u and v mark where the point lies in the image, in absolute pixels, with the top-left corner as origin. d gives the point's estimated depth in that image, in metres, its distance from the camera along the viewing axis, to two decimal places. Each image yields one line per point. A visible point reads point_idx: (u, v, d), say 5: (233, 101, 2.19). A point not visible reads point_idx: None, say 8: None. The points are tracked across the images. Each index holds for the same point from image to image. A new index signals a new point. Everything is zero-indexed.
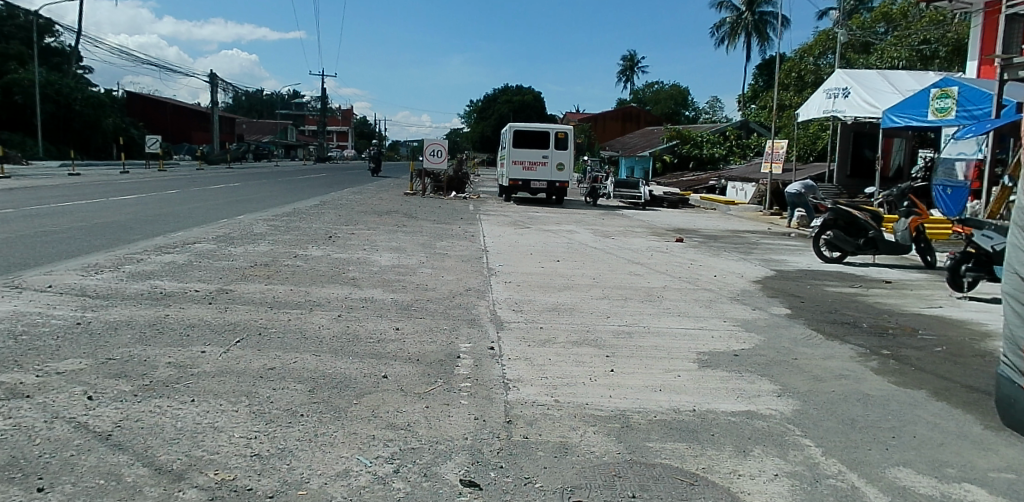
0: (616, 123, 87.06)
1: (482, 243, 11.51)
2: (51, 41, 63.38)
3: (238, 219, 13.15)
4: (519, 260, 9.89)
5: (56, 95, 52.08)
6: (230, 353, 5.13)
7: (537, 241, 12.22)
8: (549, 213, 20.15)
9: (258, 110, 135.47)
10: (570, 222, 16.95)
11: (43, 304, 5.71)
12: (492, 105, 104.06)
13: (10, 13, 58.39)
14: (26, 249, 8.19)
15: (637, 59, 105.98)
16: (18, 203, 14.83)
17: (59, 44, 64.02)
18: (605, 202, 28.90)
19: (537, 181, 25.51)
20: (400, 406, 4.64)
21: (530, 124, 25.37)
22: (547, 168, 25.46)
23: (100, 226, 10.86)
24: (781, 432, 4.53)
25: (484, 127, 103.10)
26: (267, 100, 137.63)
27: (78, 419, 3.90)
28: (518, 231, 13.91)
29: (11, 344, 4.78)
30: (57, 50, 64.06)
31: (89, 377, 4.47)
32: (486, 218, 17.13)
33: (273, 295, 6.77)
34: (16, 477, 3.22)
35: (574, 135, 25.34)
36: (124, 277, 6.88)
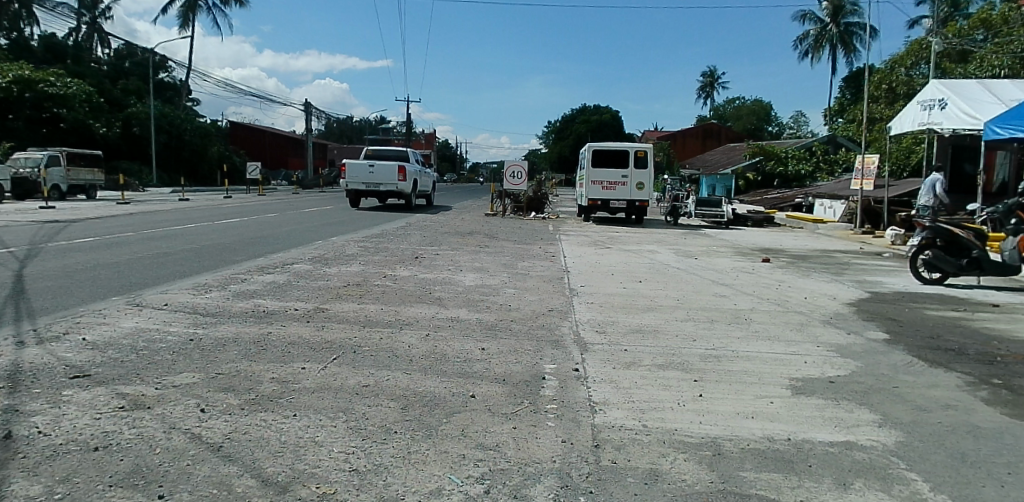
0: (696, 140, 85.99)
1: (562, 262, 11.51)
2: (165, 76, 68.42)
3: (331, 240, 13.73)
4: (601, 280, 9.78)
5: (168, 126, 56.14)
6: (329, 370, 5.30)
7: (618, 261, 12.10)
8: (629, 232, 19.98)
9: (347, 136, 141.65)
10: (652, 242, 16.73)
11: (160, 321, 6.10)
12: (569, 125, 104.22)
13: (130, 51, 63.65)
14: (145, 269, 8.79)
15: (716, 75, 104.14)
16: (137, 226, 16.00)
17: (171, 79, 68.99)
18: (686, 221, 28.30)
19: (617, 200, 25.31)
20: (488, 426, 4.65)
21: (608, 143, 25.23)
22: (626, 188, 25.19)
23: (207, 248, 11.51)
24: (884, 465, 4.24)
25: (562, 147, 103.60)
26: (357, 127, 144.04)
27: (193, 431, 4.21)
28: (599, 251, 13.82)
29: (134, 358, 5.13)
30: (170, 84, 69.05)
31: (201, 390, 4.75)
32: (567, 238, 17.10)
33: (366, 314, 6.97)
34: (140, 485, 3.56)
35: (654, 153, 25.04)
36: (230, 296, 7.27)
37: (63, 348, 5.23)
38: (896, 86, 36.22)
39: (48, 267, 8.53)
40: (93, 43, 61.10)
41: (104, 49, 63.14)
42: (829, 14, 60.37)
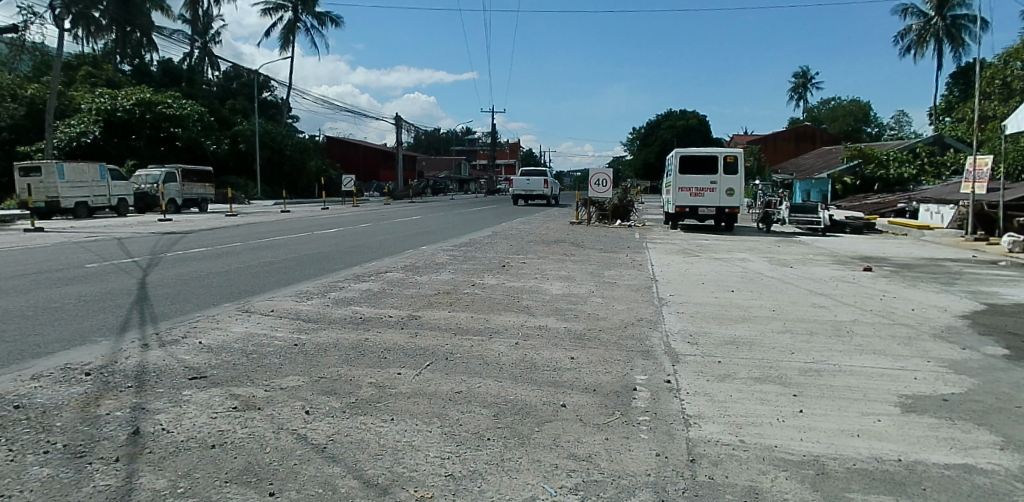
0: (788, 143, 82.49)
1: (650, 270, 11.35)
2: (268, 96, 72.92)
3: (422, 250, 14.11)
4: (691, 289, 9.55)
5: (271, 143, 59.09)
6: (423, 376, 5.42)
7: (708, 269, 11.81)
8: (719, 240, 19.43)
9: (435, 147, 146.02)
10: (743, 249, 16.22)
11: (266, 327, 6.43)
12: (655, 131, 102.06)
13: (238, 72, 68.60)
14: (254, 278, 9.33)
15: (809, 75, 99.99)
16: (245, 237, 17.05)
17: (274, 97, 73.35)
18: (779, 228, 27.20)
19: (705, 207, 24.66)
20: (580, 436, 4.61)
21: (696, 148, 24.66)
22: (715, 195, 24.48)
23: (309, 257, 12.11)
24: (1008, 492, 3.87)
25: (646, 154, 102.11)
26: (444, 138, 148.34)
27: (299, 431, 4.43)
28: (687, 259, 13.55)
29: (244, 361, 5.43)
30: (274, 102, 73.51)
31: (306, 393, 4.97)
32: (654, 246, 16.84)
33: (457, 321, 7.09)
34: (253, 481, 3.79)
35: (745, 158, 24.33)
36: (329, 303, 7.58)
37: (182, 350, 5.61)
38: (1012, 81, 33.57)
39: (170, 275, 9.24)
40: (204, 66, 64.97)
41: (214, 72, 67.40)
42: (933, 7, 56.75)
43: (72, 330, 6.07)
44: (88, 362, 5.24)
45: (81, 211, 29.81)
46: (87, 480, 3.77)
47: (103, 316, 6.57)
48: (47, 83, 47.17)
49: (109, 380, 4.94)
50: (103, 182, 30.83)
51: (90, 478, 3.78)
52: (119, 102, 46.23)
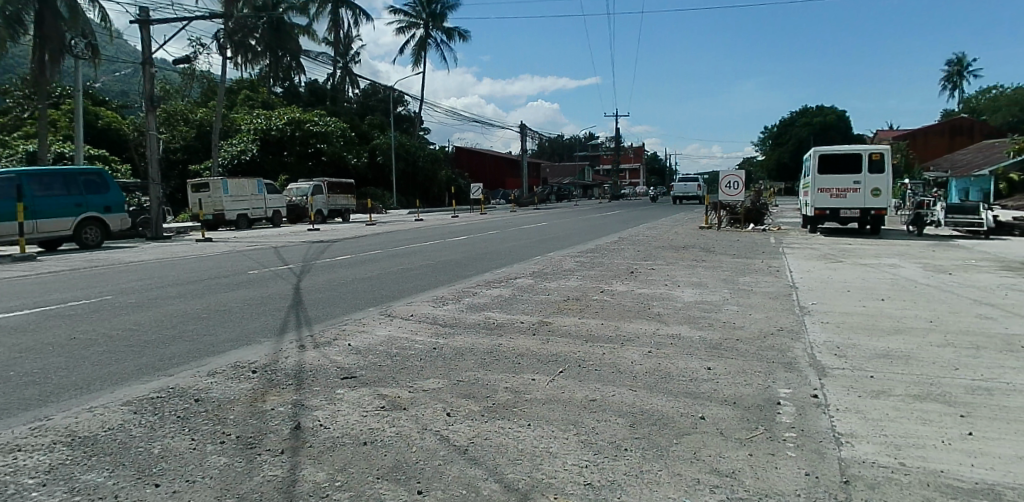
0: (942, 138, 75.51)
1: (789, 277, 10.79)
2: (403, 110, 77.20)
3: (550, 256, 14.24)
4: (834, 297, 8.97)
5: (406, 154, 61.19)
6: (557, 382, 5.46)
7: (852, 276, 11.05)
8: (861, 244, 18.04)
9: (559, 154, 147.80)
10: (892, 254, 14.97)
11: (407, 330, 6.75)
12: (787, 128, 95.93)
13: (375, 90, 73.70)
14: (394, 283, 9.84)
15: (966, 62, 90.73)
16: (384, 244, 18.09)
17: (408, 111, 77.48)
18: (931, 231, 24.79)
19: (848, 209, 23.08)
20: (722, 450, 4.43)
21: (837, 147, 23.08)
22: (860, 195, 22.83)
23: (442, 263, 12.58)
24: None
25: (780, 152, 96.21)
26: (569, 144, 149.42)
27: (442, 432, 4.62)
28: (829, 264, 12.73)
29: (388, 364, 5.72)
30: (407, 116, 77.65)
31: (447, 395, 5.17)
32: (791, 250, 15.96)
33: (587, 328, 7.08)
34: (402, 479, 3.99)
35: (893, 156, 22.50)
36: (463, 308, 7.83)
37: (333, 351, 6.03)
38: None
39: (320, 281, 9.96)
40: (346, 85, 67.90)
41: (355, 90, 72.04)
42: None
43: (238, 332, 6.69)
44: (255, 360, 5.76)
45: (242, 223, 32.84)
46: (257, 469, 4.13)
47: (264, 319, 7.20)
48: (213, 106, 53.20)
49: (272, 378, 5.39)
50: (260, 196, 33.84)
51: (260, 468, 4.14)
52: (274, 121, 50.48)
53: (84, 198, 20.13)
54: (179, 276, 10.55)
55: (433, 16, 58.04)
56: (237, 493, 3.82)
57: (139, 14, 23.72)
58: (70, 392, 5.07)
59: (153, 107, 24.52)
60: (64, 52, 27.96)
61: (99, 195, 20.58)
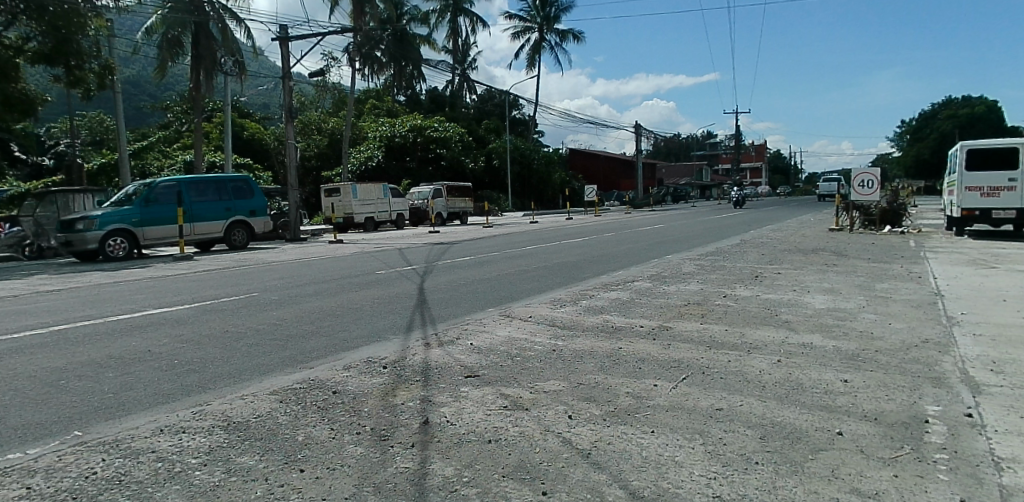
0: None
1: (934, 284, 9.94)
2: (518, 113, 78.57)
3: (668, 259, 13.94)
4: (987, 307, 8.16)
5: (521, 157, 61.40)
6: (680, 389, 5.38)
7: (1012, 283, 9.96)
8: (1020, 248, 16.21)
9: (675, 153, 144.76)
10: None
11: (526, 331, 6.87)
12: (929, 122, 88.03)
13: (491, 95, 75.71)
14: (511, 285, 10.03)
15: None
16: (500, 246, 18.52)
17: (522, 115, 78.67)
18: None
19: (1002, 209, 20.85)
20: (863, 469, 4.13)
21: (987, 141, 21.24)
22: (1016, 194, 20.62)
23: (559, 265, 12.68)
24: None
25: (920, 147, 88.32)
26: (685, 144, 145.88)
27: (564, 435, 4.65)
28: (983, 270, 11.60)
29: (509, 363, 5.86)
30: (522, 120, 78.85)
31: (568, 398, 5.24)
32: (936, 255, 14.66)
33: (710, 335, 6.89)
34: (527, 479, 4.05)
35: None
36: (582, 311, 7.87)
37: (457, 349, 6.23)
38: None
39: (440, 281, 10.33)
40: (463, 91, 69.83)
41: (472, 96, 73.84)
42: None
43: (368, 329, 7.08)
44: (385, 356, 6.07)
45: (370, 225, 34.63)
46: (390, 461, 4.34)
47: (392, 317, 7.57)
48: (344, 115, 57.02)
49: (401, 374, 5.66)
50: (385, 200, 35.62)
51: (393, 459, 4.35)
52: (397, 128, 52.57)
53: (232, 203, 22.01)
54: (314, 275, 11.33)
55: (548, 20, 58.59)
56: (373, 483, 4.04)
57: (279, 32, 25.64)
58: (225, 380, 5.57)
59: (292, 118, 26.39)
60: (215, 69, 30.78)
61: (246, 200, 22.36)
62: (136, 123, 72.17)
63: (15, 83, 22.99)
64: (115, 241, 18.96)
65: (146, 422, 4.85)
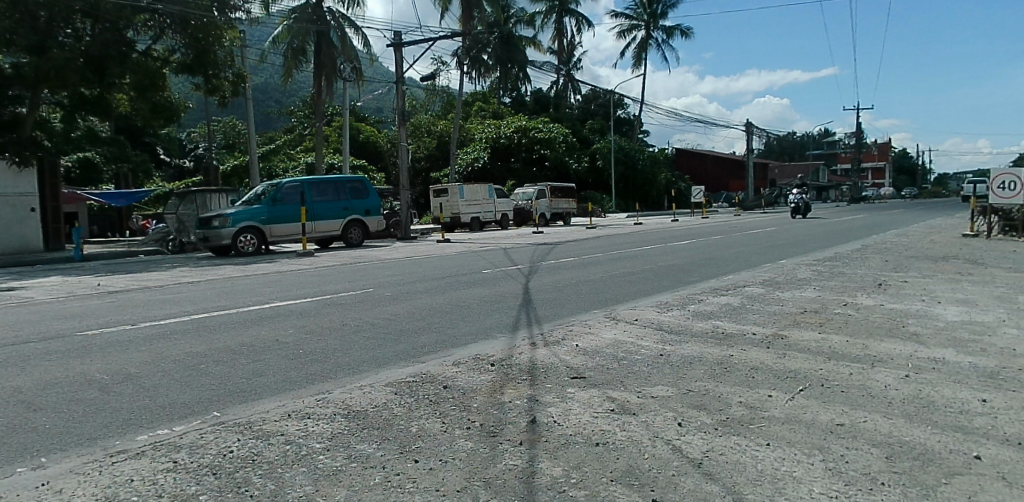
0: None
1: None
2: (622, 113, 78.12)
3: (780, 264, 13.30)
4: None
5: (625, 158, 59.79)
6: (796, 401, 5.19)
7: None
8: None
9: (787, 153, 137.97)
10: None
11: (633, 335, 6.85)
12: None
13: (596, 95, 75.71)
14: (614, 287, 9.98)
15: None
16: (605, 248, 18.48)
17: (627, 115, 78.12)
18: None
19: None
20: (1007, 497, 3.73)
21: None
22: None
23: (665, 268, 12.48)
24: None
25: None
26: (799, 143, 138.64)
27: (674, 442, 4.57)
28: None
29: (615, 367, 5.88)
30: (626, 120, 78.22)
31: (677, 404, 5.18)
32: None
33: (829, 345, 6.56)
34: (637, 485, 3.99)
35: None
36: (689, 316, 7.72)
37: (563, 350, 6.32)
38: None
39: (544, 282, 10.44)
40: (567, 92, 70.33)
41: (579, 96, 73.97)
42: None
43: (476, 326, 7.30)
44: (492, 355, 6.23)
45: (475, 225, 35.51)
46: (500, 457, 4.44)
47: (498, 316, 7.75)
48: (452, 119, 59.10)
49: (508, 372, 5.79)
50: (490, 201, 36.39)
51: (503, 456, 4.45)
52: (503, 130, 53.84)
53: (350, 203, 23.11)
54: (423, 273, 11.78)
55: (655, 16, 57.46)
56: (483, 478, 4.13)
57: (393, 38, 26.74)
58: (344, 370, 5.89)
59: (404, 121, 27.41)
60: (334, 76, 32.53)
61: (361, 200, 23.40)
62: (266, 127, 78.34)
63: (163, 92, 25.46)
64: (245, 237, 20.63)
65: (276, 406, 5.22)
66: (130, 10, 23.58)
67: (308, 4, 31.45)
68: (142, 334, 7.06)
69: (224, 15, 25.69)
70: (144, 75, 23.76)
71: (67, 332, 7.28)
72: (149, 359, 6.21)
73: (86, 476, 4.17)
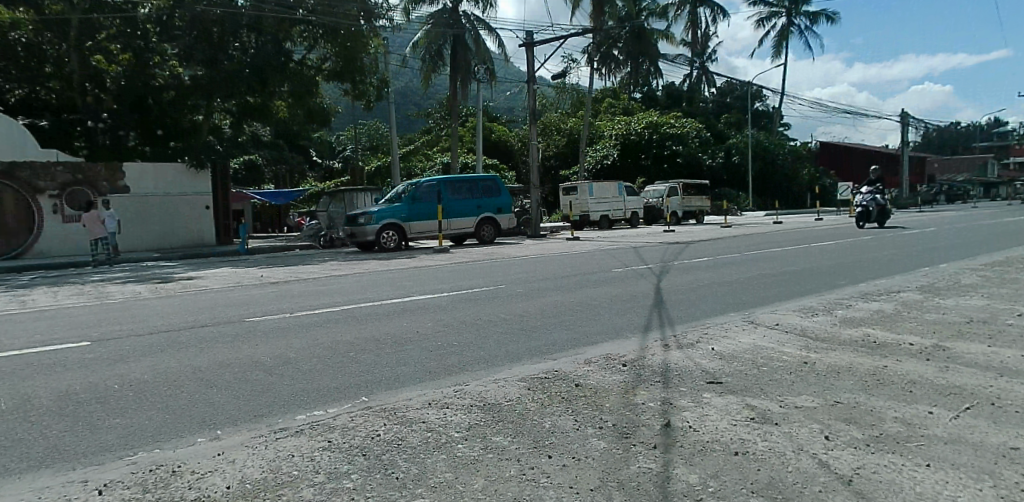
0: None
1: None
2: (760, 105, 74.94)
3: (943, 269, 12.10)
4: None
5: (763, 154, 57.26)
6: (963, 421, 4.72)
7: None
8: None
9: (948, 146, 124.82)
10: None
11: (774, 341, 6.60)
12: None
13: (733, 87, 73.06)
14: (749, 289, 9.62)
15: None
16: (740, 248, 17.79)
17: (765, 107, 74.85)
18: None
19: None
20: None
21: None
22: None
23: (808, 271, 11.82)
24: None
25: None
26: (962, 135, 124.91)
27: (820, 457, 4.30)
28: None
29: (754, 375, 5.68)
30: (764, 112, 74.92)
31: (824, 416, 4.89)
32: None
33: (1002, 360, 5.92)
34: (778, 498, 3.77)
35: None
36: (836, 322, 7.28)
37: (698, 353, 6.23)
38: None
39: (676, 282, 10.27)
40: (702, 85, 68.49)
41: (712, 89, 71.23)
42: None
43: (607, 326, 7.36)
44: (625, 355, 6.25)
45: (604, 223, 35.51)
46: (634, 460, 4.38)
47: (630, 316, 7.78)
48: (582, 116, 59.51)
49: (641, 373, 5.78)
50: (621, 198, 36.29)
51: (636, 458, 4.39)
52: (633, 126, 53.52)
53: (483, 201, 24.01)
54: (555, 270, 11.94)
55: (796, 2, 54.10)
56: (617, 479, 4.09)
57: (526, 38, 27.20)
58: (480, 363, 6.14)
59: (535, 120, 27.83)
60: (468, 78, 33.60)
61: (493, 199, 24.25)
62: (407, 127, 83.38)
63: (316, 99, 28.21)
64: (388, 234, 21.77)
65: (418, 394, 5.52)
66: (288, 23, 26.01)
67: (445, 9, 32.81)
68: (297, 322, 7.74)
69: (369, 24, 27.65)
70: (301, 84, 26.68)
71: (236, 317, 8.15)
72: (305, 345, 6.80)
73: (255, 449, 4.64)
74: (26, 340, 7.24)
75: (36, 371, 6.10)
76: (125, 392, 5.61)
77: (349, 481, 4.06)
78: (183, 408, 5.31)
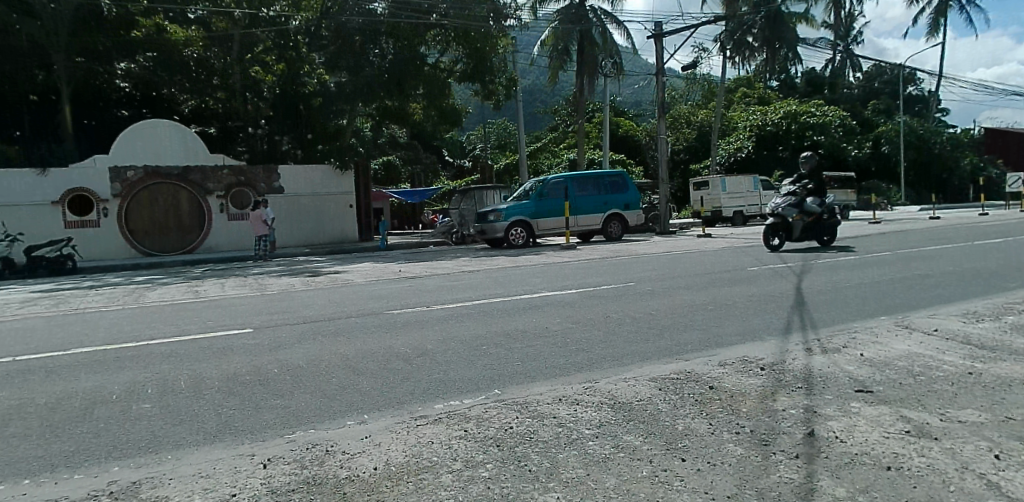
0: None
1: None
2: (912, 89, 68.77)
3: None
4: None
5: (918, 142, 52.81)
6: None
7: None
8: None
9: None
10: None
11: (933, 348, 6.09)
12: None
13: (881, 71, 67.44)
14: (899, 290, 8.91)
15: None
16: (890, 246, 16.43)
17: (919, 91, 68.57)
18: None
19: None
20: None
21: None
22: None
23: (974, 272, 10.72)
24: None
25: None
26: None
27: (990, 477, 3.87)
28: None
29: (908, 385, 5.28)
30: (918, 96, 68.62)
31: (993, 434, 4.43)
32: None
33: None
34: None
35: None
36: (1007, 329, 6.57)
37: (844, 359, 5.89)
38: None
39: (817, 282, 9.71)
40: (845, 69, 63.83)
41: (856, 73, 66.02)
42: None
43: (743, 328, 7.14)
44: (763, 358, 6.03)
45: (738, 219, 34.13)
46: (773, 467, 4.16)
47: (767, 317, 7.50)
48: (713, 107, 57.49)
49: (781, 378, 5.55)
50: (756, 193, 34.79)
51: (776, 467, 4.16)
52: (769, 117, 50.94)
53: (609, 197, 23.85)
54: (686, 268, 11.69)
55: None
56: (755, 486, 3.90)
57: (654, 30, 26.67)
58: (610, 361, 6.17)
59: (664, 114, 27.23)
60: (596, 73, 33.42)
61: (620, 195, 24.00)
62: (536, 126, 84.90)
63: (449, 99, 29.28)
64: (516, 231, 22.41)
65: (550, 390, 5.63)
66: (422, 28, 27.31)
67: (573, 5, 32.82)
68: (431, 315, 8.14)
69: (498, 24, 28.11)
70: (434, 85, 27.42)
71: (375, 309, 8.68)
72: (440, 337, 7.15)
73: (397, 434, 4.92)
74: (200, 325, 8.18)
75: (208, 353, 6.88)
76: (283, 375, 6.18)
77: (484, 470, 4.21)
78: (333, 392, 5.76)
